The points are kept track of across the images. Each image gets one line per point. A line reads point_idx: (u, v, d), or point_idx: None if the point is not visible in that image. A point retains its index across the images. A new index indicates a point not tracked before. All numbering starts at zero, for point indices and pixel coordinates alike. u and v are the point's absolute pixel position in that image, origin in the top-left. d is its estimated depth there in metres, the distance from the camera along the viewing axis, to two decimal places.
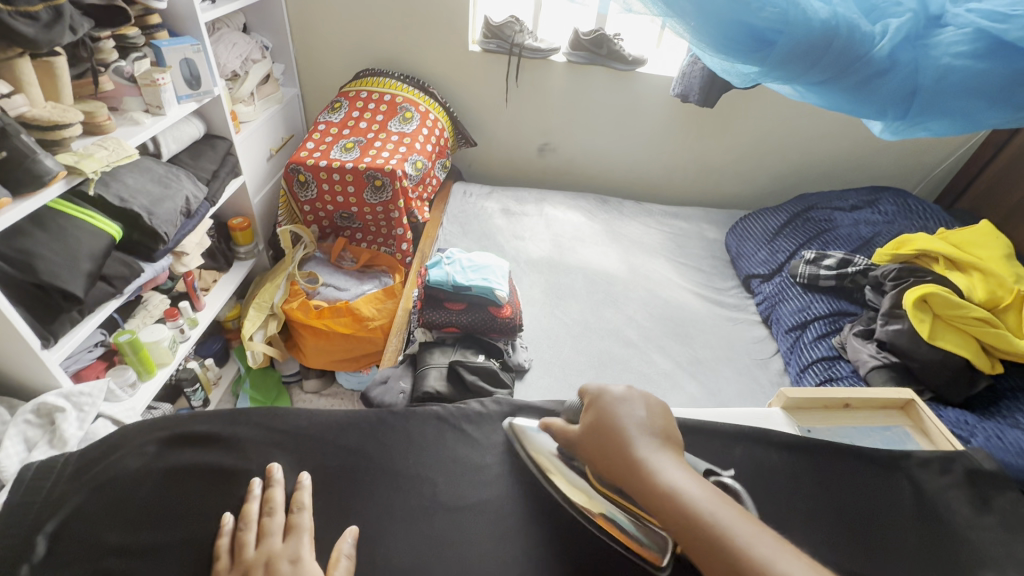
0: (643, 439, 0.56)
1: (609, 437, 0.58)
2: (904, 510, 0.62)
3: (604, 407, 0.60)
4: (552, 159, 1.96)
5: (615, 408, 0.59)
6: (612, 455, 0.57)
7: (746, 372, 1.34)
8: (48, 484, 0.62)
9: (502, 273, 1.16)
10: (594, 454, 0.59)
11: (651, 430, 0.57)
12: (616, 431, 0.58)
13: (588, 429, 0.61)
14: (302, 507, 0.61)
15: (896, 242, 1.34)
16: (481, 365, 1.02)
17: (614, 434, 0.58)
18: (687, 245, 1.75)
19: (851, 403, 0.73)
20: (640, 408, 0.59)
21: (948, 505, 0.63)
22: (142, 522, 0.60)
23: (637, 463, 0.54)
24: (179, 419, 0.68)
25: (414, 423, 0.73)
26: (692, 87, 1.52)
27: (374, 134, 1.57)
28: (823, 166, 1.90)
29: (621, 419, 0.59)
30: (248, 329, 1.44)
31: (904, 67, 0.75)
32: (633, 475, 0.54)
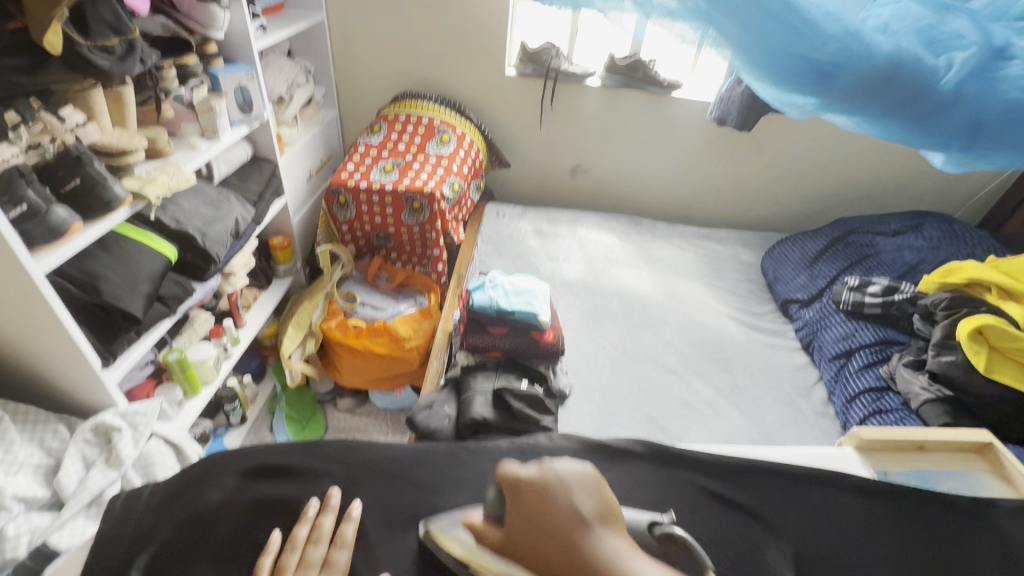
0: (586, 527, 0.52)
1: (555, 531, 0.52)
2: (990, 562, 0.61)
3: (535, 496, 0.55)
4: (584, 180, 1.96)
5: (553, 491, 0.55)
6: (569, 556, 0.51)
7: (788, 401, 1.31)
8: (135, 516, 0.66)
9: (544, 298, 1.16)
10: (542, 556, 0.52)
11: (590, 515, 0.53)
12: (560, 526, 0.52)
13: (528, 520, 0.54)
14: (343, 544, 0.63)
15: (944, 270, 1.32)
16: (527, 393, 1.01)
17: (561, 532, 0.52)
18: (721, 268, 1.73)
19: (924, 445, 0.70)
20: (573, 488, 0.55)
21: None
22: (227, 556, 0.63)
23: (588, 555, 0.50)
24: (257, 451, 0.71)
25: (472, 455, 0.73)
26: (730, 111, 1.52)
27: (412, 156, 1.59)
28: (860, 190, 1.88)
29: (560, 504, 0.54)
30: (288, 347, 1.45)
31: (971, 100, 0.73)
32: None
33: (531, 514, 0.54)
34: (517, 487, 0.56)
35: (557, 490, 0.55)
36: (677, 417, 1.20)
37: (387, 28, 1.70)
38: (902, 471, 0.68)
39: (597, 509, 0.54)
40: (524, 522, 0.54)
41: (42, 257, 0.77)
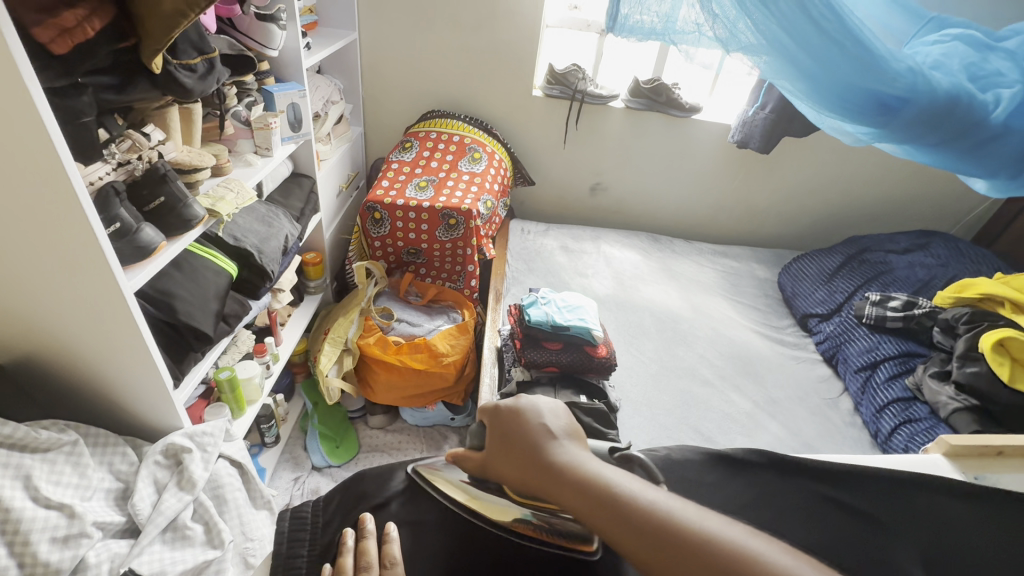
0: (549, 440, 0.54)
1: (521, 447, 0.55)
2: None
3: (507, 418, 0.58)
4: (603, 198, 2.02)
5: (520, 411, 0.57)
6: (531, 463, 0.53)
7: (820, 411, 1.36)
8: (307, 537, 0.61)
9: (595, 314, 1.20)
10: (510, 468, 0.55)
11: (556, 430, 0.56)
12: (526, 440, 0.55)
13: (501, 440, 0.57)
14: (393, 563, 0.56)
15: (958, 286, 1.41)
16: (594, 407, 1.02)
17: (527, 445, 0.55)
18: (740, 284, 1.80)
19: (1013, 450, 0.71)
20: (539, 411, 0.57)
21: None
22: None
23: (546, 461, 0.52)
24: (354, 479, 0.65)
25: None
26: (753, 134, 1.61)
27: (445, 174, 1.62)
28: (863, 209, 1.99)
29: (526, 423, 0.56)
30: (325, 364, 1.43)
31: (1020, 132, 0.81)
32: (557, 480, 0.51)
33: (500, 434, 0.57)
34: (494, 412, 0.59)
35: (526, 411, 0.57)
36: (722, 428, 1.24)
37: (418, 48, 1.72)
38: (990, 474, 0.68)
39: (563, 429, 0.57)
40: (498, 442, 0.57)
41: (131, 275, 0.76)
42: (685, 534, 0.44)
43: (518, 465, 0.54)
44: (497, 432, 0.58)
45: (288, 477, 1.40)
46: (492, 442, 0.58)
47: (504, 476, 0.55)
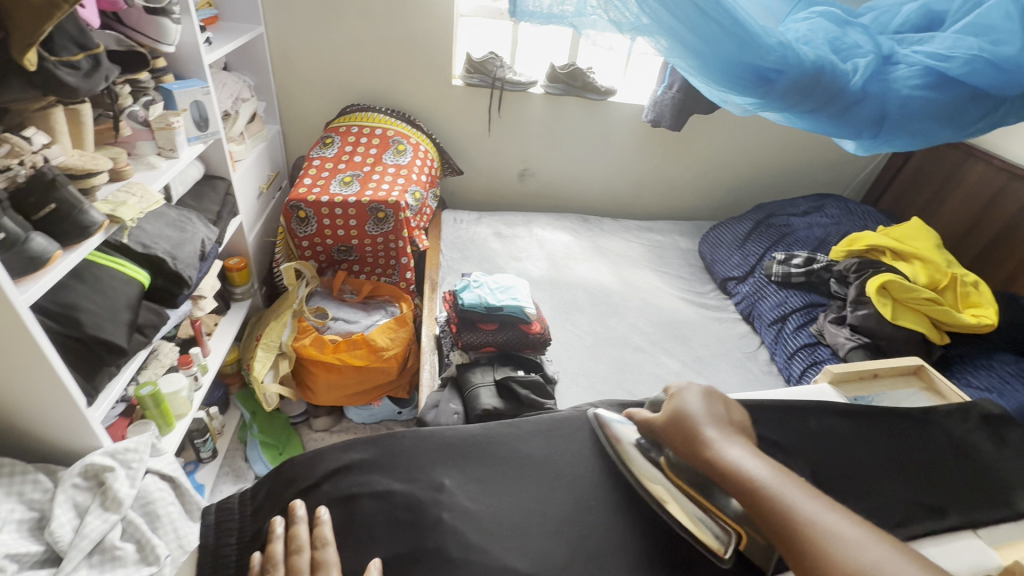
0: (711, 426, 0.60)
1: (683, 432, 0.61)
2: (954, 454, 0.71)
3: (674, 402, 0.65)
4: (531, 183, 2.06)
5: (687, 398, 0.64)
6: (690, 446, 0.59)
7: (740, 364, 1.49)
8: (240, 528, 0.64)
9: (527, 292, 1.24)
10: (677, 440, 0.62)
11: (723, 420, 0.61)
12: (695, 419, 0.61)
13: (675, 413, 0.64)
14: (326, 543, 0.60)
15: (849, 240, 1.57)
16: (529, 379, 1.06)
17: (693, 424, 0.61)
18: (665, 256, 1.91)
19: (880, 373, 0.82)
20: (698, 399, 0.64)
21: (975, 444, 0.73)
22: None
23: (710, 448, 0.57)
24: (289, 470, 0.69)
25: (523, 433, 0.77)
26: (665, 113, 1.70)
27: (370, 167, 1.60)
28: (769, 178, 2.16)
29: (688, 410, 0.63)
30: (260, 370, 1.39)
31: (875, 96, 0.91)
32: (714, 460, 0.56)
33: (669, 416, 0.64)
34: (672, 394, 0.67)
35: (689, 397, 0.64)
36: (653, 389, 1.32)
37: (330, 41, 1.69)
38: (863, 396, 0.79)
39: (728, 419, 0.62)
40: (672, 413, 0.64)
41: (24, 288, 0.71)
42: (833, 543, 0.46)
43: (682, 438, 0.61)
44: (671, 405, 0.65)
45: (231, 489, 1.36)
46: (665, 412, 0.65)
47: (669, 442, 0.63)
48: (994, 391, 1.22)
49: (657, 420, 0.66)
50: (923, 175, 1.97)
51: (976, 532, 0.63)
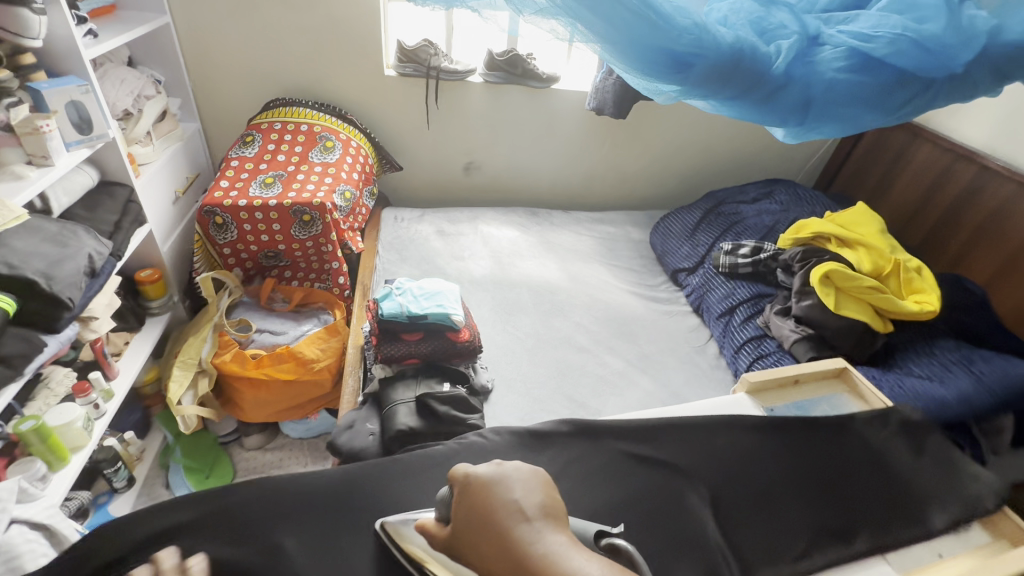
0: (523, 522, 0.53)
1: (488, 530, 0.54)
2: (861, 464, 0.82)
3: (479, 490, 0.57)
4: (478, 177, 1.98)
5: (489, 493, 0.56)
6: (499, 551, 0.53)
7: (688, 360, 1.44)
8: None
9: (454, 298, 1.16)
10: (486, 552, 0.53)
11: (529, 511, 0.55)
12: (499, 522, 0.54)
13: (473, 516, 0.56)
14: None
15: (796, 227, 1.53)
16: (451, 394, 0.99)
17: (496, 528, 0.54)
18: (616, 248, 1.86)
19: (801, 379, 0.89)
20: (516, 487, 0.56)
21: (889, 454, 0.84)
22: None
23: (530, 558, 0.51)
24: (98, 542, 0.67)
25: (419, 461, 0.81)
26: (607, 101, 1.62)
27: (294, 167, 1.49)
28: (722, 164, 2.11)
29: (500, 501, 0.55)
30: (175, 392, 1.30)
31: (798, 81, 0.86)
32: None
33: (471, 510, 0.57)
34: (458, 487, 0.59)
35: (496, 490, 0.56)
36: (595, 392, 1.27)
37: (247, 31, 1.56)
38: (781, 402, 0.86)
39: (535, 506, 0.55)
40: (469, 519, 0.56)
41: None
42: None
43: (489, 553, 0.53)
44: (463, 508, 0.57)
45: None
46: (461, 517, 0.57)
47: (475, 558, 0.54)
48: (937, 378, 1.21)
49: (451, 529, 0.58)
50: (873, 157, 1.95)
51: (886, 558, 0.71)
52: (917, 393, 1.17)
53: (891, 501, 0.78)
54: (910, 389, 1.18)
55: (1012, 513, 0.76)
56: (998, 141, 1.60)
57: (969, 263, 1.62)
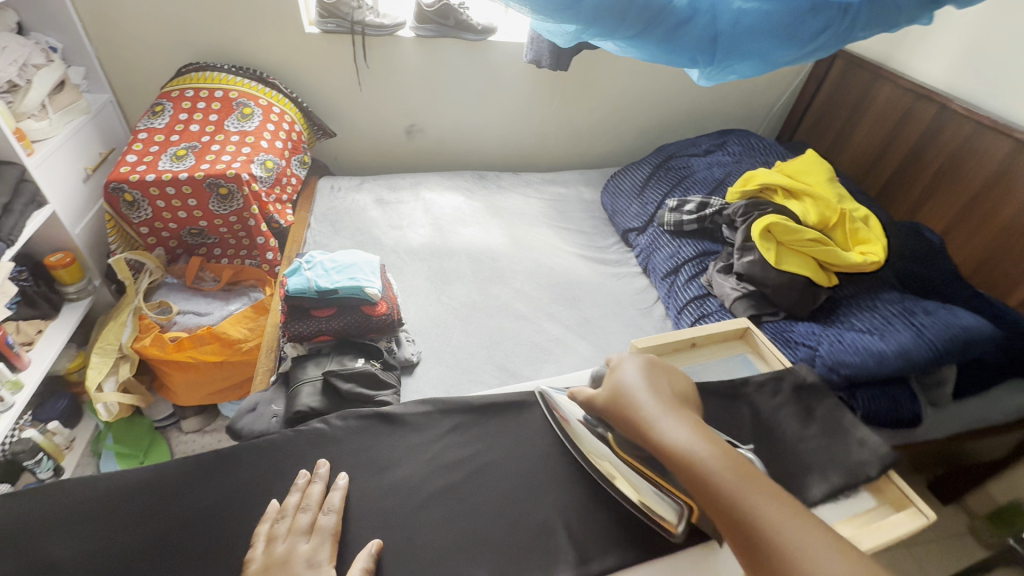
0: (654, 400, 0.63)
1: (618, 408, 0.65)
2: (760, 439, 0.80)
3: (619, 374, 0.68)
4: (421, 141, 1.88)
5: (627, 376, 0.67)
6: (630, 426, 0.63)
7: (632, 323, 1.40)
8: None
9: (371, 270, 1.11)
10: (622, 420, 0.64)
11: (662, 394, 0.65)
12: (630, 395, 0.65)
13: (611, 391, 0.67)
14: None
15: (744, 180, 1.46)
16: (356, 371, 0.95)
17: (629, 400, 0.64)
18: (566, 210, 1.79)
19: (697, 341, 0.90)
20: (653, 378, 0.67)
21: (786, 426, 0.82)
22: None
23: (651, 428, 0.60)
24: None
25: (307, 446, 0.78)
26: (543, 51, 1.51)
27: (209, 137, 1.40)
28: (679, 116, 2.02)
29: (629, 387, 0.66)
30: (94, 379, 1.25)
31: (705, 12, 0.78)
32: (650, 442, 0.60)
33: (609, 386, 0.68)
34: (613, 367, 0.71)
35: (632, 376, 0.67)
36: (529, 360, 1.23)
37: None
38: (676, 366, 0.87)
39: (667, 396, 0.65)
40: (611, 393, 0.67)
41: None
42: (756, 519, 0.51)
43: (622, 418, 0.64)
44: (609, 383, 0.69)
45: None
46: (604, 390, 0.69)
47: (613, 421, 0.66)
48: (877, 331, 1.15)
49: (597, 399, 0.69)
50: (835, 102, 1.85)
51: None
52: (856, 350, 1.12)
53: (781, 472, 0.76)
54: (850, 343, 1.13)
55: (896, 477, 0.76)
56: (958, 80, 1.50)
57: (928, 210, 1.55)
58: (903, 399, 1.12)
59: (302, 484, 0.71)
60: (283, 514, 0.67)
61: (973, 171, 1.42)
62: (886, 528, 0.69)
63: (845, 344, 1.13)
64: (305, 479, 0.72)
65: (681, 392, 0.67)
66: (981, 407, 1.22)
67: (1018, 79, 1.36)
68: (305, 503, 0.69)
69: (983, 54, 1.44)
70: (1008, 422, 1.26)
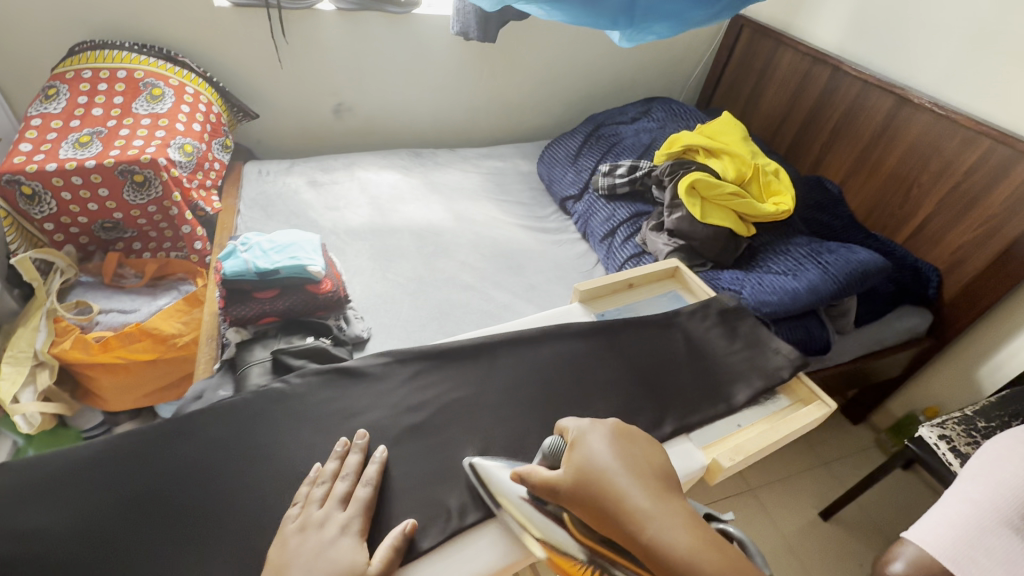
0: (631, 489, 0.57)
1: (591, 495, 0.58)
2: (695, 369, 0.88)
3: (584, 455, 0.63)
4: (351, 120, 1.83)
5: (597, 454, 0.62)
6: (608, 518, 0.56)
7: (575, 285, 1.46)
8: None
9: (312, 248, 1.09)
10: (597, 513, 0.57)
11: (639, 477, 0.59)
12: (605, 483, 0.58)
13: (579, 475, 0.61)
14: None
15: (669, 142, 1.54)
16: (308, 348, 0.94)
17: (606, 488, 0.58)
18: (505, 182, 1.82)
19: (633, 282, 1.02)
20: (627, 459, 0.61)
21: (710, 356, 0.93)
22: None
23: (635, 524, 0.53)
24: None
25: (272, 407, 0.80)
26: (470, 23, 1.51)
27: (115, 121, 1.30)
28: (605, 87, 2.10)
29: (603, 471, 0.60)
30: (6, 390, 1.12)
31: None
32: (634, 542, 0.53)
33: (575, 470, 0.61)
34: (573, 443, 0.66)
35: (602, 459, 0.61)
36: (479, 326, 1.26)
37: None
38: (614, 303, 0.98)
39: (644, 481, 0.59)
40: (580, 476, 0.61)
41: None
42: None
43: (597, 510, 0.57)
44: (574, 462, 0.62)
45: None
46: (568, 470, 0.62)
47: (583, 509, 0.59)
48: (791, 272, 1.28)
49: (561, 480, 0.62)
50: (745, 69, 1.99)
51: (688, 437, 0.81)
52: (775, 291, 1.24)
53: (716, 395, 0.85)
54: (769, 285, 1.25)
55: (804, 377, 0.89)
56: (848, 44, 1.66)
57: (828, 163, 1.72)
58: (816, 331, 1.26)
59: (341, 453, 0.72)
60: (322, 478, 0.69)
61: (863, 125, 1.59)
62: (794, 418, 0.82)
63: (766, 286, 1.25)
64: (344, 447, 0.73)
65: (659, 471, 0.62)
66: (877, 332, 1.39)
67: (896, 41, 1.53)
68: (342, 472, 0.70)
69: (868, 19, 1.59)
70: (898, 344, 1.45)
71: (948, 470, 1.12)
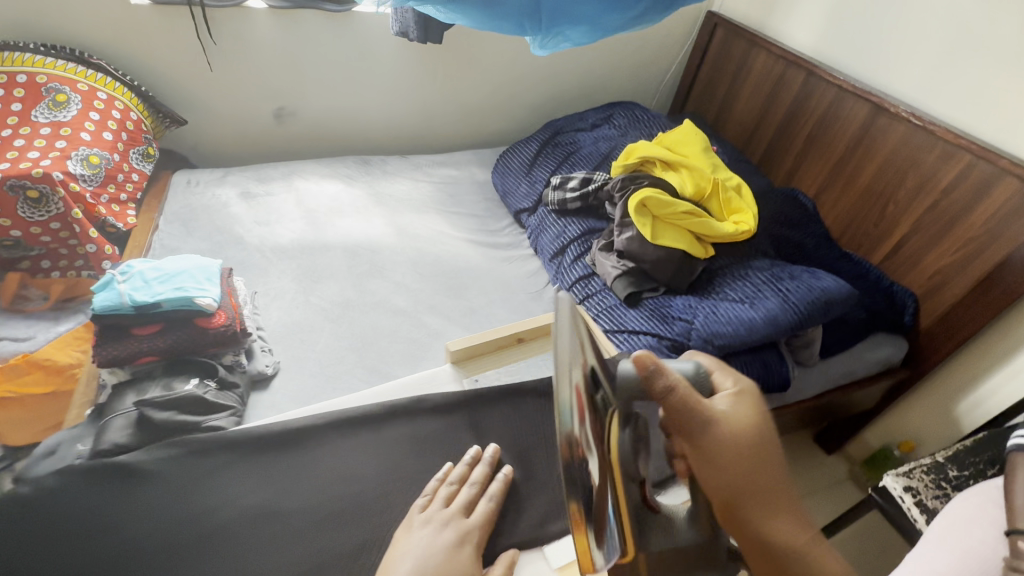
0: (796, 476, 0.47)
1: (748, 456, 0.44)
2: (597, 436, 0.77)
3: (736, 413, 0.48)
4: (294, 125, 1.72)
5: (753, 416, 0.49)
6: (762, 494, 0.43)
7: (521, 308, 1.35)
8: None
9: (204, 276, 0.98)
10: (750, 475, 0.44)
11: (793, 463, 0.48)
12: (766, 450, 0.46)
13: (732, 426, 0.46)
14: None
15: (626, 153, 1.42)
16: (178, 397, 0.84)
17: (768, 456, 0.46)
18: (457, 193, 1.70)
19: (521, 337, 1.00)
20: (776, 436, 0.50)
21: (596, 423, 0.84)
22: None
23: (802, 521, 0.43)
24: None
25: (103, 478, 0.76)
26: (408, 22, 1.39)
27: (11, 131, 1.20)
28: (571, 90, 1.98)
29: (761, 437, 0.47)
30: None
31: None
32: (797, 531, 0.42)
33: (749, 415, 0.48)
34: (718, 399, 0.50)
35: (763, 420, 0.49)
36: (405, 358, 1.15)
37: None
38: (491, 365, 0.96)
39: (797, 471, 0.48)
40: (737, 425, 0.46)
41: None
42: None
43: (748, 473, 0.43)
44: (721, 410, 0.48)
45: None
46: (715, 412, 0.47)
47: (724, 465, 0.44)
48: (749, 300, 1.16)
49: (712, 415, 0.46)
50: (719, 71, 1.86)
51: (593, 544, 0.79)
52: (729, 321, 1.12)
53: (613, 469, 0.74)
54: (724, 314, 1.14)
55: None
56: (824, 45, 1.54)
57: (801, 175, 1.60)
58: (775, 365, 1.14)
59: (471, 462, 0.83)
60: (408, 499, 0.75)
61: (838, 133, 1.46)
62: None
63: (719, 315, 1.13)
64: (474, 458, 0.83)
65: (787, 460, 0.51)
66: (846, 364, 1.27)
67: (873, 43, 1.40)
68: (449, 480, 0.79)
69: (844, 18, 1.47)
70: (870, 376, 1.33)
71: (914, 528, 1.01)
